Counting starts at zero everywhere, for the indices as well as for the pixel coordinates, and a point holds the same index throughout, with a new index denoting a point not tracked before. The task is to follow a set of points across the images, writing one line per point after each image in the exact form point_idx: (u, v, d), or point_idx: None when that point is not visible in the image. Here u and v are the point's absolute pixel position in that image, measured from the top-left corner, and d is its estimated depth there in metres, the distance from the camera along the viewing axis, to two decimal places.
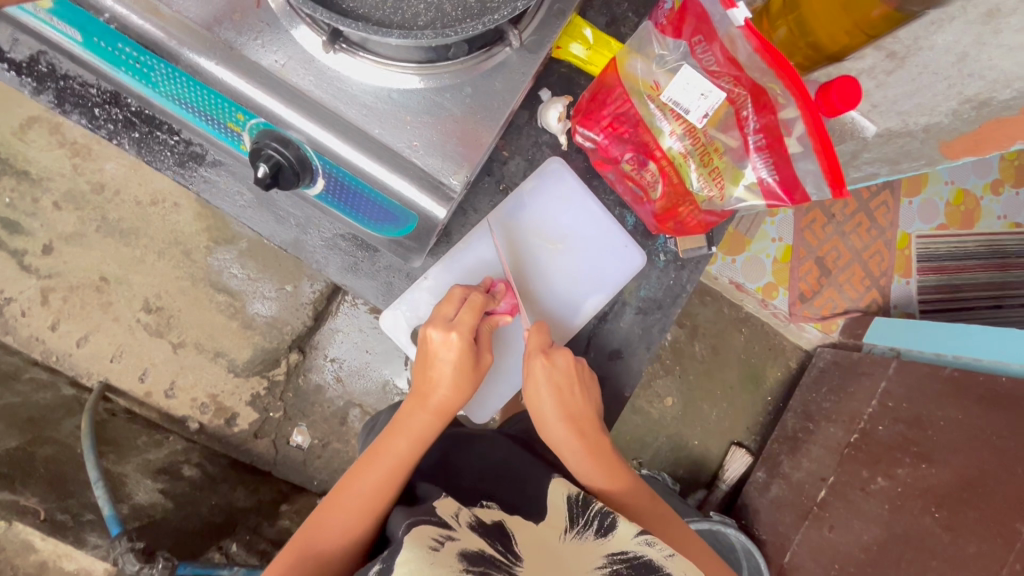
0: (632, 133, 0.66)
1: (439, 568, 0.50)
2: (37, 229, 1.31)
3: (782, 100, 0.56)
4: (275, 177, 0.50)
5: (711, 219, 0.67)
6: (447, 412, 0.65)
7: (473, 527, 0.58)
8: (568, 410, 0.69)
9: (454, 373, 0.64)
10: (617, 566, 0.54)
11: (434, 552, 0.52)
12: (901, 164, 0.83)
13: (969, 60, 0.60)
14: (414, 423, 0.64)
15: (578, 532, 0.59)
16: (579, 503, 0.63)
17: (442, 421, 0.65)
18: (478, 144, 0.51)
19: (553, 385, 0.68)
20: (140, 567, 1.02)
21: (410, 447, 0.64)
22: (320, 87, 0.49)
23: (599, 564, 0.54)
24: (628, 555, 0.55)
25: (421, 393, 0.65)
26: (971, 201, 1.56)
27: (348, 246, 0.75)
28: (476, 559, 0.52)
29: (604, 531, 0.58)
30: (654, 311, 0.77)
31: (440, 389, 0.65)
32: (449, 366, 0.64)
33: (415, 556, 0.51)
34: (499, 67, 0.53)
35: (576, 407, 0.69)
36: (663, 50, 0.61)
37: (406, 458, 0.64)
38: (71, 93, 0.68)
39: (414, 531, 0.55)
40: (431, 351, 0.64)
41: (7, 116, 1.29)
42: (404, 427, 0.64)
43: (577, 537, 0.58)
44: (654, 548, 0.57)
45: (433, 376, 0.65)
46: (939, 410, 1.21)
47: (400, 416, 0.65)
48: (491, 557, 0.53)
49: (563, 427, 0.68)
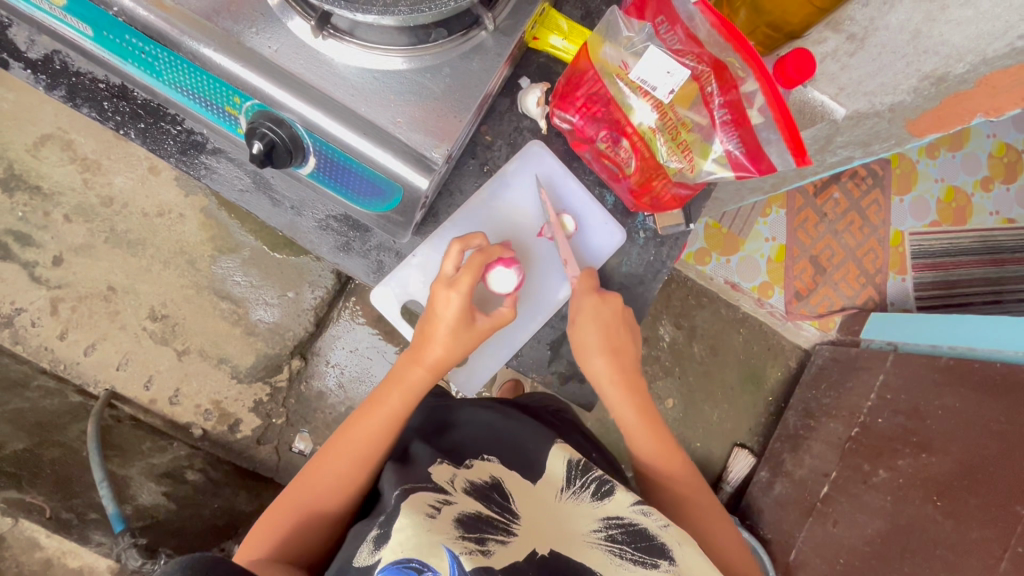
0: (604, 112, 0.70)
1: (435, 535, 0.56)
2: (47, 241, 1.36)
3: (742, 74, 0.60)
4: (269, 156, 0.54)
5: (684, 192, 0.72)
6: (440, 368, 0.72)
7: (467, 492, 0.64)
8: (613, 342, 0.76)
9: (449, 333, 0.70)
10: (612, 531, 0.62)
11: (431, 519, 0.58)
12: (872, 146, 0.87)
13: (922, 37, 0.63)
14: (409, 377, 0.72)
15: (574, 493, 0.67)
16: (578, 466, 0.70)
17: (435, 375, 0.72)
18: (456, 120, 0.55)
19: (602, 323, 0.75)
20: (143, 563, 1.03)
21: (401, 403, 0.72)
22: (309, 70, 0.53)
23: (593, 527, 0.62)
24: (622, 522, 0.63)
25: (419, 348, 0.72)
26: (963, 198, 1.60)
27: (340, 226, 0.79)
28: (472, 525, 0.59)
29: (600, 495, 0.66)
30: (635, 286, 0.81)
31: (434, 347, 0.71)
32: (445, 326, 0.70)
33: (414, 520, 0.57)
34: (476, 49, 0.57)
35: (620, 342, 0.77)
36: (630, 33, 0.65)
37: (399, 411, 0.72)
38: (83, 88, 0.73)
39: (411, 499, 0.61)
40: (433, 307, 0.70)
41: (21, 134, 1.35)
42: (397, 384, 0.72)
43: (573, 497, 0.66)
44: (649, 518, 0.63)
45: (432, 333, 0.71)
46: (937, 399, 1.21)
47: (396, 369, 0.73)
48: (487, 520, 0.61)
49: (604, 359, 0.76)
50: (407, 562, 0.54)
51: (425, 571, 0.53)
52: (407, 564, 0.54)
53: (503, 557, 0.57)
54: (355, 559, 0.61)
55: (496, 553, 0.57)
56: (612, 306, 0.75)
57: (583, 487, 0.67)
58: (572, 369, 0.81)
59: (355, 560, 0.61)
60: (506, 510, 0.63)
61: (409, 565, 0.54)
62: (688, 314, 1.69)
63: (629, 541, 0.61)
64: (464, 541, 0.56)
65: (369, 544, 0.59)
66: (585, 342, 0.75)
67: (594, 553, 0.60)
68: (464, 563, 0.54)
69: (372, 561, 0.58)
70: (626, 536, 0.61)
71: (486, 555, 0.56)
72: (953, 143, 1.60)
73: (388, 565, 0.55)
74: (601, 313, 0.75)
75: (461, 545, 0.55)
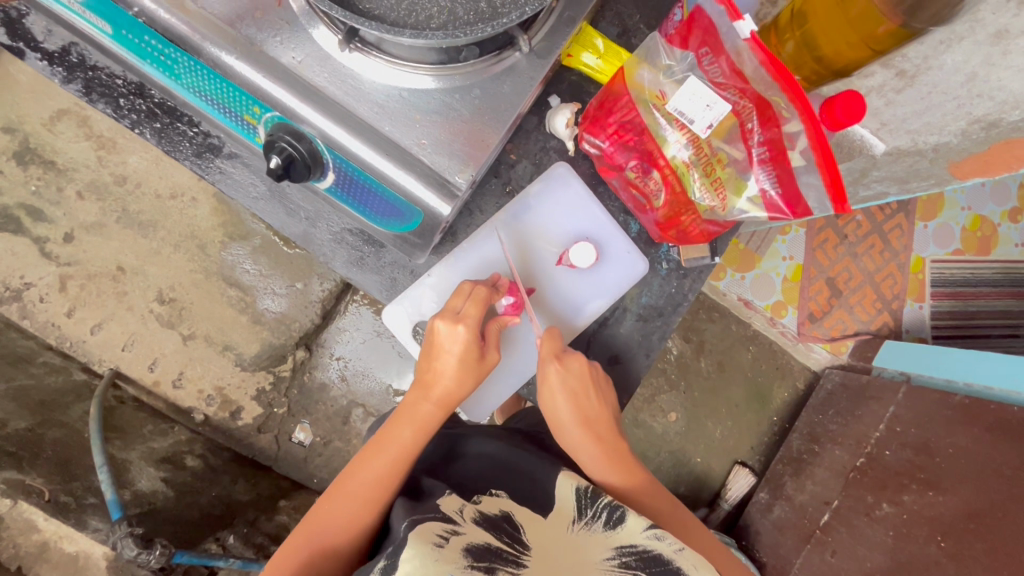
0: (637, 141, 0.68)
1: (443, 565, 0.54)
2: (59, 217, 1.35)
3: (786, 113, 0.56)
4: (287, 170, 0.52)
5: (713, 228, 0.70)
6: (449, 403, 0.69)
7: (477, 522, 0.62)
8: (584, 414, 0.71)
9: (458, 365, 0.67)
10: (626, 559, 0.59)
11: (438, 549, 0.56)
12: (909, 184, 0.83)
13: (977, 80, 0.60)
14: (420, 411, 0.69)
15: (587, 523, 0.63)
16: (587, 495, 0.67)
17: (444, 411, 0.69)
18: (484, 146, 0.53)
19: (568, 392, 0.71)
20: (138, 553, 1.01)
21: (414, 436, 0.68)
22: (336, 85, 0.51)
23: (607, 555, 0.59)
24: (637, 548, 0.60)
25: (425, 385, 0.69)
26: (989, 228, 1.55)
27: (355, 241, 0.77)
28: (481, 554, 0.57)
29: (613, 522, 0.63)
30: (654, 318, 0.78)
31: (443, 381, 0.68)
32: (453, 359, 0.67)
33: (419, 552, 0.55)
34: (508, 71, 0.54)
35: (592, 412, 0.71)
36: (670, 61, 0.63)
37: (409, 446, 0.68)
38: (100, 83, 0.71)
39: (420, 528, 0.59)
40: (439, 344, 0.68)
41: (38, 107, 1.34)
42: (407, 418, 0.69)
43: (586, 527, 0.62)
44: (663, 542, 0.61)
45: (438, 368, 0.68)
46: (948, 437, 1.18)
47: (405, 406, 0.69)
48: (496, 552, 0.57)
49: (578, 433, 0.71)
50: None
51: None
52: None
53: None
54: None
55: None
56: (581, 370, 0.72)
57: (595, 516, 0.64)
58: None
59: None
60: (517, 542, 0.59)
61: None
62: (697, 329, 1.66)
63: (643, 566, 0.58)
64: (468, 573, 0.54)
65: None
66: (553, 410, 0.71)
67: None
68: None
69: None
70: (641, 563, 0.58)
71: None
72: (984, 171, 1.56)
73: None
74: (568, 383, 0.71)
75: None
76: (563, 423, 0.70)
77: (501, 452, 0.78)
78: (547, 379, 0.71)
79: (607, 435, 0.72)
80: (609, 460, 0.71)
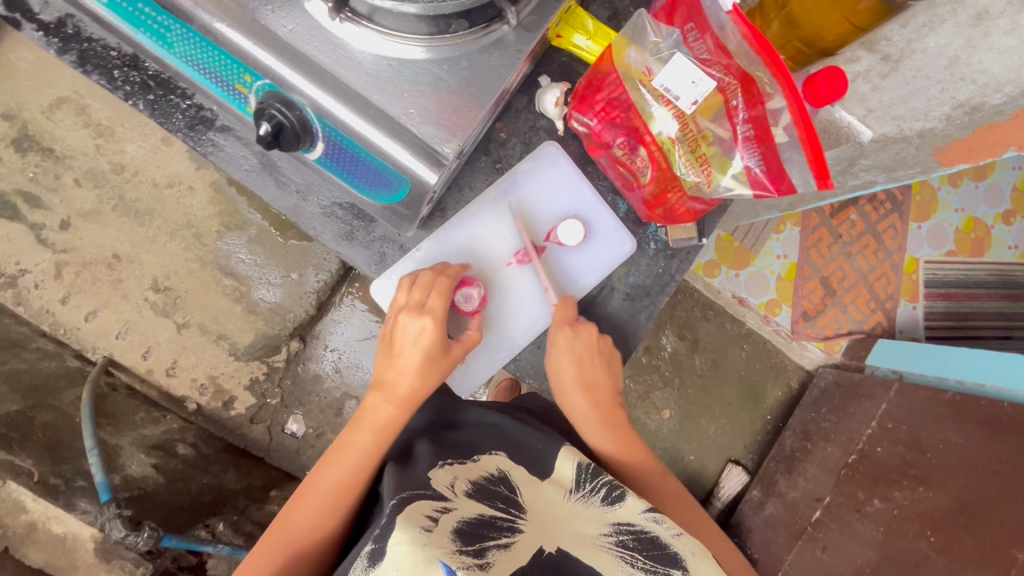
0: (624, 117, 0.70)
1: (434, 550, 0.52)
2: (56, 204, 1.35)
3: (769, 90, 0.59)
4: (276, 138, 0.53)
5: (699, 206, 0.72)
6: (411, 402, 0.71)
7: (467, 494, 0.62)
8: (587, 379, 0.75)
9: (421, 359, 0.70)
10: (623, 537, 0.60)
11: (428, 532, 0.53)
12: (897, 172, 0.84)
13: (960, 64, 0.61)
14: (380, 413, 0.71)
15: (585, 496, 0.66)
16: (587, 470, 0.69)
17: (405, 410, 0.71)
18: (470, 116, 0.53)
19: (574, 355, 0.74)
20: (126, 535, 1.01)
21: (374, 440, 0.70)
22: (325, 53, 0.51)
23: (603, 531, 0.61)
24: (634, 528, 0.61)
25: (389, 383, 0.71)
26: (982, 230, 1.56)
27: (345, 215, 0.78)
28: (474, 533, 0.56)
29: (611, 500, 0.65)
30: (642, 297, 0.80)
31: (405, 379, 0.71)
32: (417, 352, 0.70)
33: (410, 537, 0.52)
34: (496, 43, 0.56)
35: (595, 379, 0.75)
36: (658, 38, 0.65)
37: (373, 446, 0.70)
38: (94, 54, 0.72)
39: (408, 509, 0.56)
40: (404, 334, 0.71)
41: (38, 95, 1.34)
42: (368, 422, 0.70)
43: (583, 500, 0.65)
44: (660, 526, 0.62)
45: (401, 363, 0.71)
46: (938, 433, 1.18)
47: (366, 408, 0.71)
48: (490, 524, 0.58)
49: (580, 395, 0.75)
50: None
51: None
52: None
53: (505, 566, 0.54)
54: None
55: (495, 566, 0.53)
56: (590, 338, 0.75)
57: (593, 491, 0.66)
58: None
59: None
60: (511, 505, 0.62)
61: None
62: (691, 326, 1.67)
63: (641, 548, 0.59)
64: (461, 557, 0.52)
65: (364, 560, 0.53)
66: (561, 372, 0.75)
67: (605, 558, 0.58)
68: None
69: None
70: (638, 543, 0.60)
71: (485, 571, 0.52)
72: (977, 173, 1.56)
73: None
74: (575, 350, 0.74)
75: (461, 560, 0.51)
76: (565, 384, 0.75)
77: (504, 422, 0.77)
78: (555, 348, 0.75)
79: (605, 401, 0.77)
80: (598, 416, 0.76)
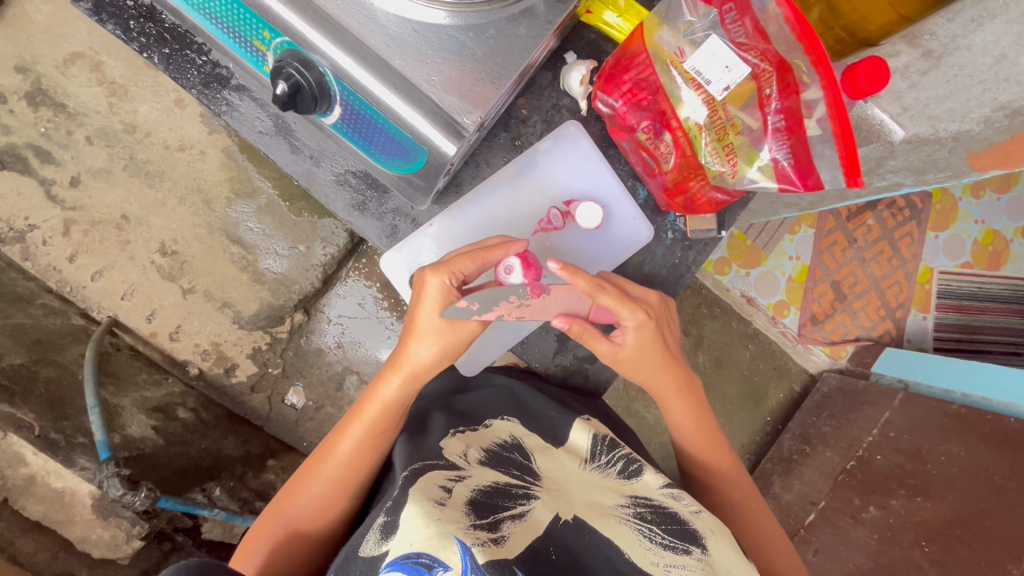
0: (651, 100, 0.71)
1: (445, 525, 0.51)
2: (67, 160, 1.33)
3: (806, 79, 0.60)
4: (292, 99, 0.53)
5: (720, 196, 0.74)
6: (414, 377, 0.71)
7: (481, 463, 0.63)
8: (670, 353, 0.76)
9: (434, 326, 0.69)
10: (640, 510, 0.61)
11: (440, 507, 0.53)
12: (926, 174, 0.83)
13: (1006, 63, 0.58)
14: (383, 392, 0.71)
15: (600, 467, 0.67)
16: (603, 442, 0.71)
17: (409, 385, 0.71)
18: (493, 87, 0.53)
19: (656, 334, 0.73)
20: (123, 493, 1.02)
21: (379, 414, 0.71)
22: (346, 12, 0.50)
23: (620, 502, 0.61)
24: (652, 502, 0.62)
25: (396, 359, 0.71)
26: (1000, 243, 1.49)
27: (358, 183, 0.79)
28: (486, 508, 0.55)
29: (628, 474, 0.66)
30: (656, 285, 0.82)
31: (414, 355, 0.70)
32: (432, 316, 0.68)
33: (422, 511, 0.52)
34: (524, 13, 0.55)
35: (673, 345, 0.77)
36: (693, 18, 0.65)
37: (374, 429, 0.71)
38: (110, 4, 0.71)
39: (422, 480, 0.57)
40: (423, 294, 0.68)
41: (52, 49, 1.31)
42: (373, 397, 0.71)
43: (599, 470, 0.67)
44: (679, 502, 0.62)
45: (412, 334, 0.70)
46: (941, 445, 1.17)
47: (372, 381, 0.72)
48: (505, 492, 0.59)
49: (667, 371, 0.76)
50: (417, 556, 0.49)
51: (436, 567, 0.48)
52: (415, 559, 0.49)
53: (521, 538, 0.53)
54: (361, 550, 0.55)
55: (511, 539, 0.53)
56: (656, 309, 0.74)
57: (609, 464, 0.68)
58: (576, 364, 0.85)
59: (360, 550, 0.56)
60: (526, 475, 0.62)
61: (419, 561, 0.48)
62: (698, 323, 1.59)
63: (660, 522, 0.59)
64: (476, 532, 0.51)
65: (377, 532, 0.54)
66: (636, 365, 0.74)
67: (623, 529, 0.58)
68: (476, 556, 0.48)
69: (379, 552, 0.52)
70: (655, 516, 0.60)
71: (500, 546, 0.51)
72: (1001, 184, 1.49)
73: (396, 561, 0.50)
74: (647, 338, 0.73)
75: (473, 537, 0.50)
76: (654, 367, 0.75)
77: (514, 385, 0.80)
78: (625, 343, 0.72)
79: (684, 374, 0.78)
80: (665, 394, 0.78)
